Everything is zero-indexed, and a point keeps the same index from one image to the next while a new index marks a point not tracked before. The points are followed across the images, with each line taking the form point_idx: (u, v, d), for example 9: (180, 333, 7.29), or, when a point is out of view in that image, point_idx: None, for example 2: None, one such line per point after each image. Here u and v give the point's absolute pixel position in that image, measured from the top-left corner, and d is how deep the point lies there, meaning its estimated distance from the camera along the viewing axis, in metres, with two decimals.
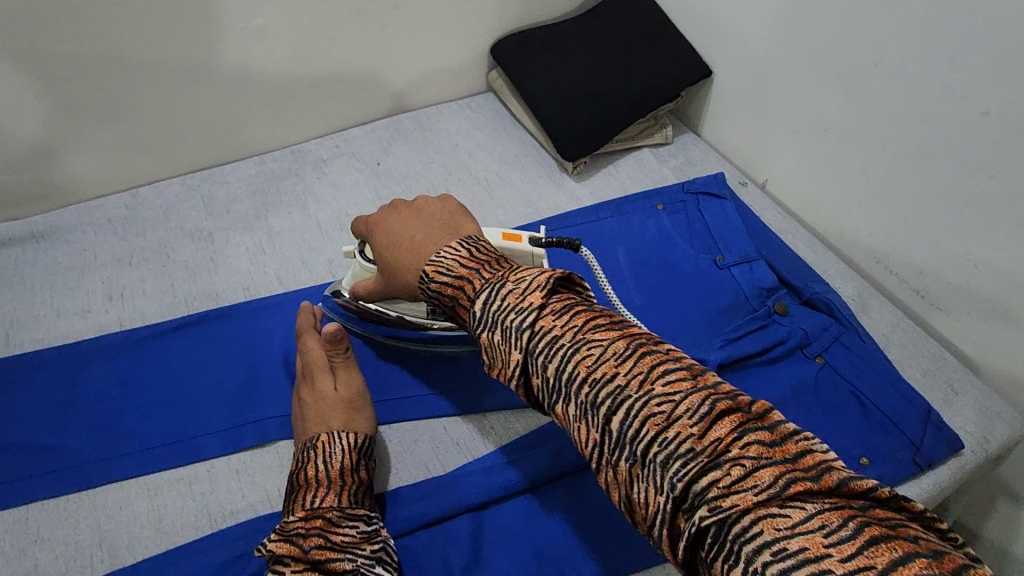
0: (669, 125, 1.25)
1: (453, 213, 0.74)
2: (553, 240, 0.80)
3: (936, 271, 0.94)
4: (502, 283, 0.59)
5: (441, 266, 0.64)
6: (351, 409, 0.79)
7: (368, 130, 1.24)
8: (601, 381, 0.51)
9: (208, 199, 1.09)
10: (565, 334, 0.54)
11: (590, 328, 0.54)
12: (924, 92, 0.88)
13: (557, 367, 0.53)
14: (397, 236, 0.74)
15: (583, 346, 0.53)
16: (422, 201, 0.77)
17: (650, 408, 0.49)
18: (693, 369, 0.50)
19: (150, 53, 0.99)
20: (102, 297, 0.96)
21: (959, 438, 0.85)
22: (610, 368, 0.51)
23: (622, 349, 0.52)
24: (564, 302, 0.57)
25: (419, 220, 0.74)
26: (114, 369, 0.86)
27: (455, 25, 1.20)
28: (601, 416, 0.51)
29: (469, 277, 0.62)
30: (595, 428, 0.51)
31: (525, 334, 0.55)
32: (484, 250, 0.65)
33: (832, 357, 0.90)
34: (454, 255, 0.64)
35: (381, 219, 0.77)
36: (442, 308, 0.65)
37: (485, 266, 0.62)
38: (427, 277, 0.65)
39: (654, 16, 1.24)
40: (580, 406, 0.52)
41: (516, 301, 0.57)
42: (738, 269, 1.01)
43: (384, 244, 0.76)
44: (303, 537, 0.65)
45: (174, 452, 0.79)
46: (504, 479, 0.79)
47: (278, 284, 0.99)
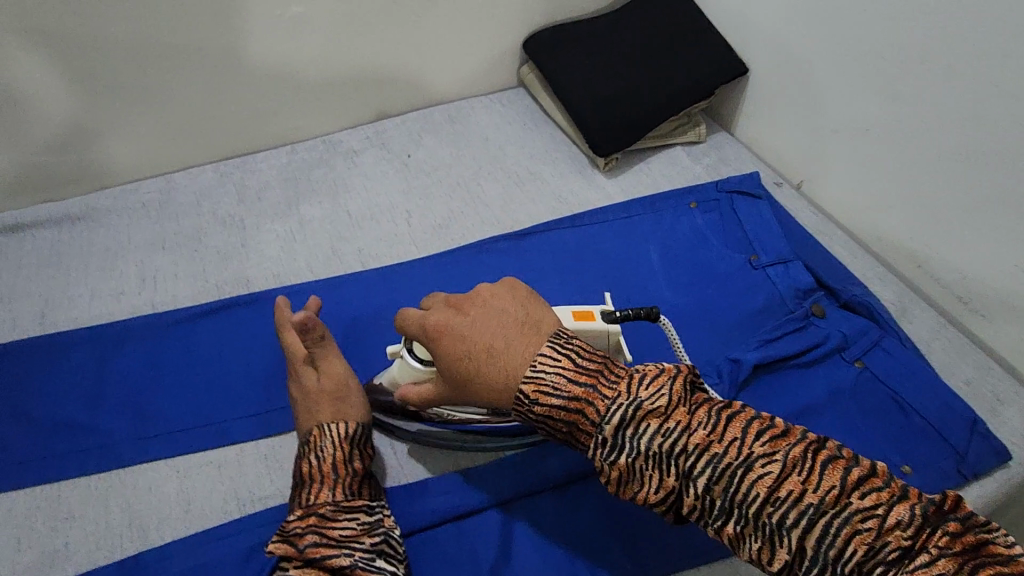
0: (702, 123, 1.23)
1: (524, 303, 0.67)
2: (630, 313, 0.73)
3: (981, 278, 0.91)
4: (637, 402, 0.57)
5: (544, 384, 0.61)
6: (337, 399, 0.76)
7: (400, 122, 1.23)
8: (786, 500, 0.52)
9: (241, 186, 1.10)
10: (729, 453, 0.54)
11: (754, 442, 0.54)
12: (974, 91, 0.85)
13: (729, 489, 0.54)
14: (467, 346, 0.64)
15: (754, 464, 0.54)
16: (485, 293, 0.68)
17: (851, 525, 0.50)
18: (874, 471, 0.52)
19: (187, 40, 0.99)
20: (135, 280, 0.96)
21: (1006, 448, 0.82)
22: (794, 485, 0.52)
23: (799, 459, 0.53)
24: (708, 409, 0.57)
25: (490, 322, 0.65)
26: (146, 351, 0.86)
27: (487, 18, 1.20)
28: (791, 538, 0.51)
29: (586, 396, 0.59)
30: (783, 549, 0.52)
31: (686, 457, 0.55)
32: (582, 356, 0.62)
33: (872, 361, 0.87)
34: (556, 370, 0.61)
35: (442, 323, 0.66)
36: (549, 428, 0.62)
37: (600, 377, 0.60)
38: (528, 398, 0.61)
39: (689, 13, 1.22)
40: (766, 528, 0.52)
41: (660, 424, 0.56)
42: (773, 269, 0.99)
43: (451, 354, 0.65)
44: (300, 536, 0.64)
45: (204, 435, 0.79)
46: (532, 475, 0.77)
47: (308, 273, 0.99)
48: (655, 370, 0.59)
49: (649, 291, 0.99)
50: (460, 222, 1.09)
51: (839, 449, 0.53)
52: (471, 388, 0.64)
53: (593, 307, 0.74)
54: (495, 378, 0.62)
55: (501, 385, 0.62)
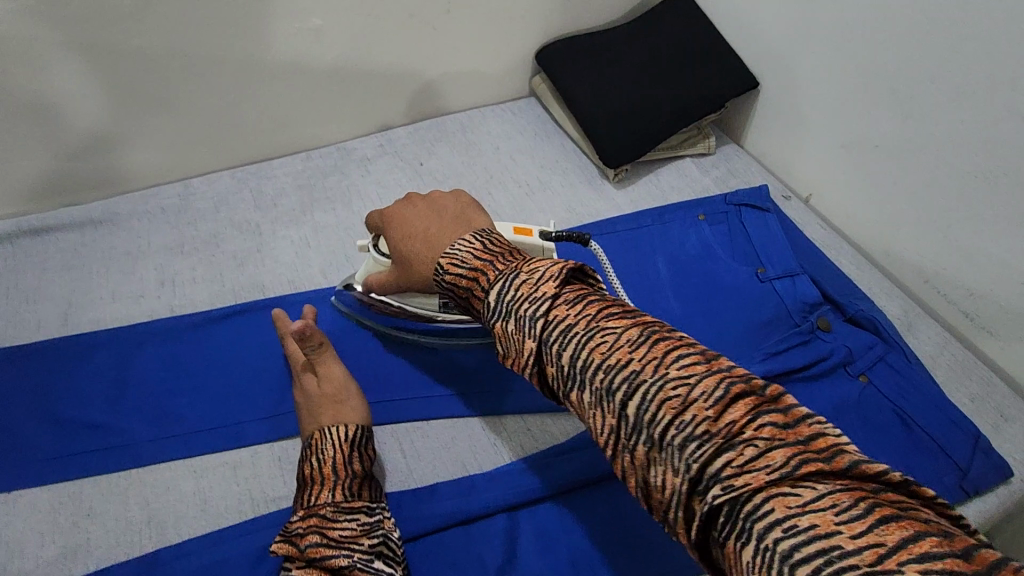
0: (712, 136, 1.25)
1: (466, 206, 0.76)
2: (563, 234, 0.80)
3: (987, 295, 0.92)
4: (516, 274, 0.59)
5: (455, 258, 0.65)
6: (338, 402, 0.80)
7: (414, 130, 1.26)
8: (615, 366, 0.50)
9: (258, 193, 1.12)
10: (579, 323, 0.53)
11: (602, 317, 0.53)
12: (986, 111, 0.86)
13: (571, 355, 0.52)
14: (412, 230, 0.76)
15: (596, 332, 0.52)
16: (438, 196, 0.78)
17: (664, 392, 0.47)
18: (710, 354, 0.48)
19: (210, 51, 1.02)
20: (155, 283, 0.99)
21: (1009, 465, 0.83)
22: (626, 353, 0.50)
23: (635, 335, 0.50)
24: (575, 291, 0.56)
25: (434, 215, 0.75)
26: (164, 353, 0.89)
27: (502, 30, 1.22)
28: (616, 402, 0.49)
29: (483, 268, 0.63)
30: (610, 414, 0.49)
31: (540, 324, 0.55)
32: (498, 242, 0.66)
33: (875, 376, 0.88)
34: (468, 247, 0.65)
35: (397, 213, 0.79)
36: (457, 300, 0.66)
37: (499, 257, 0.63)
38: (442, 269, 0.66)
39: (700, 26, 1.23)
40: (596, 393, 0.50)
41: (530, 291, 0.56)
42: (780, 282, 0.99)
43: (398, 238, 0.77)
44: (301, 537, 0.66)
45: (220, 436, 0.81)
46: (539, 481, 0.79)
47: (322, 278, 1.02)
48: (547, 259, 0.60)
49: (655, 301, 1.00)
50: None
51: (681, 335, 0.50)
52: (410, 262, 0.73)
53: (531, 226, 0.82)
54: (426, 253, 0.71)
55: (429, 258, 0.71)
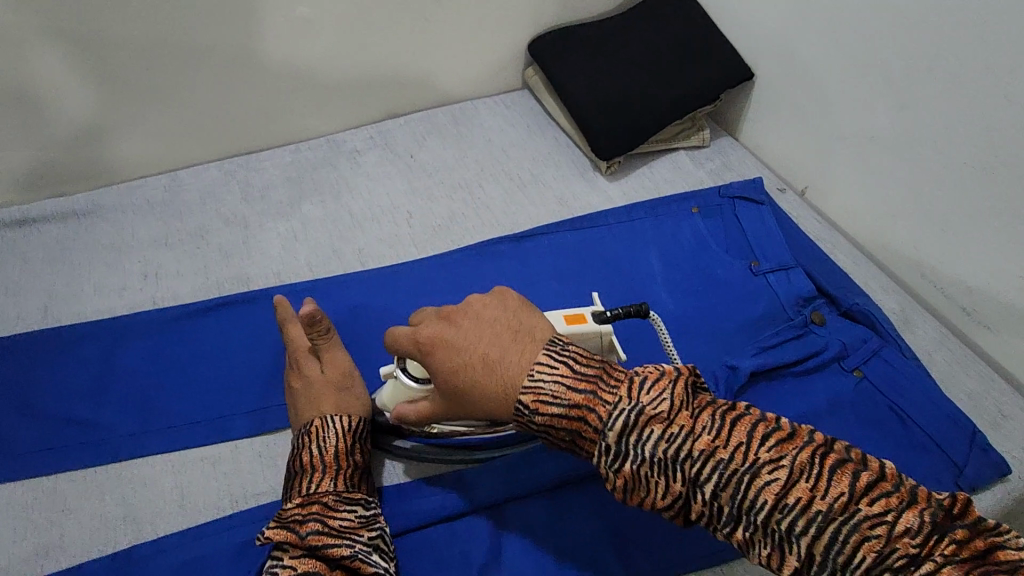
0: (706, 128, 1.23)
1: (516, 311, 0.69)
2: (620, 312, 0.76)
3: (985, 289, 0.90)
4: (640, 405, 0.58)
5: (543, 394, 0.61)
6: (340, 390, 0.77)
7: (404, 123, 1.24)
8: (793, 506, 0.52)
9: (244, 185, 1.10)
10: (734, 457, 0.55)
11: (760, 447, 0.55)
12: (984, 102, 0.84)
13: (736, 496, 0.54)
14: (462, 357, 0.66)
15: (760, 470, 0.54)
16: (478, 304, 0.69)
17: (859, 532, 0.50)
18: (881, 475, 0.52)
19: (195, 41, 1.00)
20: (138, 276, 0.97)
21: (1007, 463, 0.81)
22: (802, 490, 0.52)
23: (806, 465, 0.53)
24: (712, 413, 0.58)
25: (484, 332, 0.66)
26: (145, 347, 0.87)
27: (494, 21, 1.20)
28: (801, 545, 0.51)
29: (586, 401, 0.60)
30: (794, 557, 0.52)
31: (692, 463, 0.56)
32: (578, 362, 0.63)
33: (870, 370, 0.87)
34: (553, 379, 0.61)
35: (437, 336, 0.68)
36: (551, 436, 0.63)
37: (599, 385, 0.60)
38: (528, 409, 0.62)
39: (694, 16, 1.21)
40: (774, 535, 0.53)
41: (664, 429, 0.57)
42: (775, 276, 0.98)
43: (446, 369, 0.66)
44: (300, 524, 0.64)
45: (201, 431, 0.80)
46: (525, 479, 0.77)
47: (309, 271, 1.00)
48: (657, 376, 0.60)
49: (647, 295, 0.99)
50: (462, 224, 1.09)
51: (846, 453, 0.53)
52: (471, 396, 0.65)
53: (583, 309, 0.76)
54: (494, 387, 0.64)
55: (500, 391, 0.63)
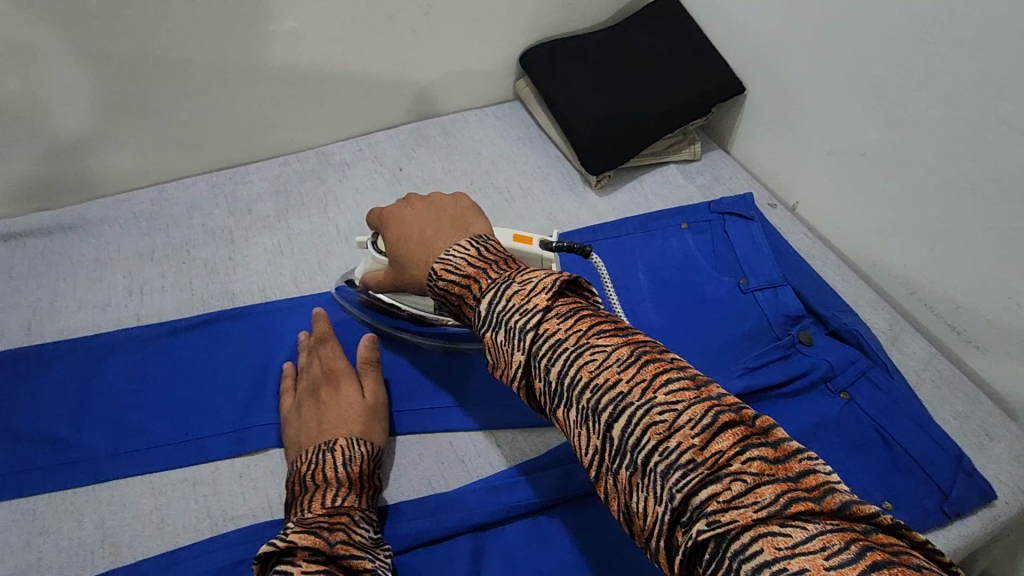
0: (697, 141, 1.22)
1: (464, 209, 0.74)
2: (563, 245, 0.78)
3: (976, 309, 0.89)
4: (509, 284, 0.58)
5: (449, 264, 0.64)
6: (370, 418, 0.79)
7: (394, 135, 1.24)
8: (605, 387, 0.50)
9: (232, 198, 1.10)
10: (568, 337, 0.53)
11: (594, 333, 0.53)
12: (975, 122, 0.83)
13: (558, 370, 0.52)
14: (407, 232, 0.75)
15: (587, 350, 0.52)
16: (436, 196, 0.77)
17: (657, 420, 0.47)
18: (701, 380, 0.49)
19: (184, 56, 1.00)
20: (123, 292, 0.97)
21: (992, 487, 0.80)
22: (616, 375, 0.50)
23: (628, 355, 0.51)
24: (567, 302, 0.56)
25: (429, 217, 0.74)
26: (128, 364, 0.87)
27: (485, 33, 1.19)
28: (603, 424, 0.49)
29: (475, 276, 0.61)
30: (595, 434, 0.49)
31: (529, 336, 0.54)
32: (493, 250, 0.65)
33: (857, 393, 0.86)
34: (463, 255, 0.64)
35: (395, 214, 0.78)
36: (448, 306, 0.65)
37: (492, 266, 0.62)
38: (435, 275, 0.65)
39: (687, 30, 1.21)
40: (582, 411, 0.50)
41: (521, 302, 0.56)
42: (763, 293, 0.97)
43: (395, 239, 0.76)
44: (329, 530, 0.63)
45: (181, 452, 0.79)
46: (507, 501, 0.77)
47: (294, 286, 0.99)
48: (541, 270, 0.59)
49: (634, 312, 0.98)
50: None
51: (674, 357, 0.50)
52: (404, 261, 0.75)
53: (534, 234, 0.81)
54: (419, 257, 0.72)
55: (422, 262, 0.71)
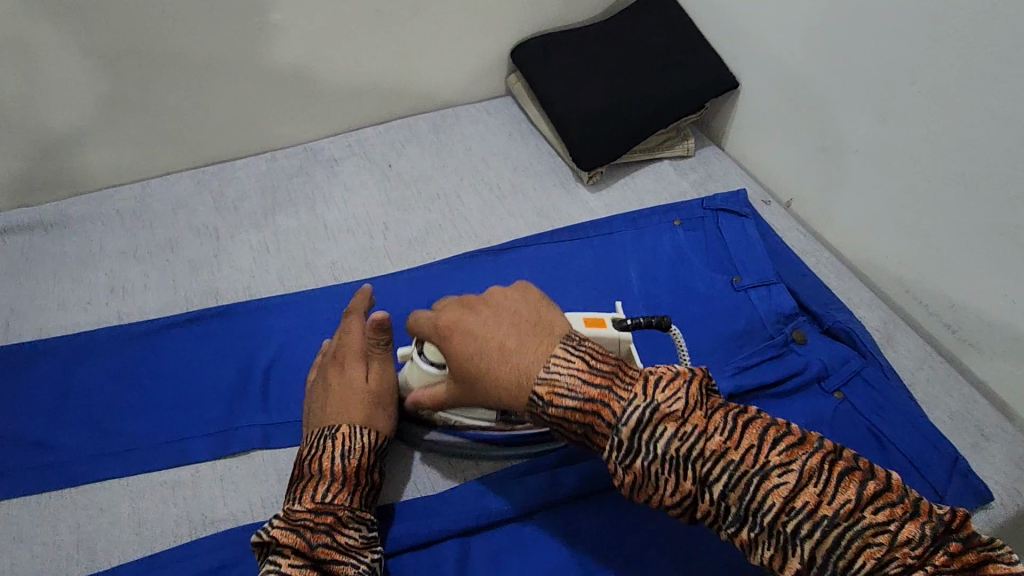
0: (691, 138, 1.21)
1: (536, 307, 0.70)
2: (641, 321, 0.74)
3: (971, 307, 0.88)
4: (655, 405, 0.58)
5: (558, 386, 0.62)
6: (375, 405, 0.75)
7: (384, 131, 1.22)
8: (802, 511, 0.53)
9: (218, 194, 1.08)
10: (745, 460, 0.56)
11: (771, 450, 0.56)
12: (969, 116, 0.82)
13: (745, 496, 0.55)
14: (478, 343, 0.67)
15: (771, 473, 0.55)
16: (499, 297, 0.71)
17: (862, 539, 0.51)
18: (887, 485, 0.54)
19: (166, 49, 0.98)
20: (105, 289, 0.95)
21: (986, 488, 0.79)
22: (811, 496, 0.53)
23: (815, 471, 0.54)
24: (725, 415, 0.58)
25: (504, 320, 0.68)
26: (108, 364, 0.85)
27: (474, 27, 1.18)
28: (804, 549, 0.53)
29: (599, 398, 0.60)
30: (796, 560, 0.53)
31: (702, 463, 0.56)
32: (595, 358, 0.63)
33: (851, 392, 0.85)
34: (569, 372, 0.62)
35: (455, 321, 0.69)
36: (562, 429, 0.63)
37: (616, 380, 0.61)
38: (543, 401, 0.63)
39: (680, 24, 1.19)
40: (779, 536, 0.54)
41: (678, 427, 0.57)
42: (756, 291, 0.96)
43: (461, 353, 0.68)
44: (311, 531, 0.64)
45: (161, 454, 0.77)
46: (495, 505, 0.75)
47: (279, 284, 0.97)
48: (673, 375, 0.60)
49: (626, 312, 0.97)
50: (438, 235, 1.07)
51: (855, 461, 0.55)
52: (480, 378, 0.67)
53: (604, 314, 0.76)
54: (503, 371, 0.65)
55: (511, 379, 0.64)
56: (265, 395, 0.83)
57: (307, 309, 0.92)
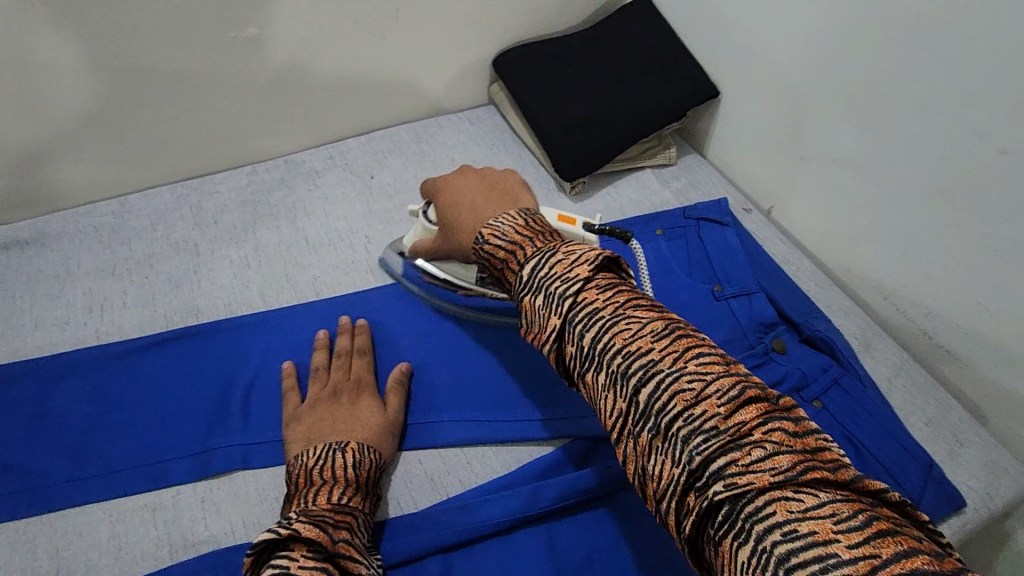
0: (673, 146, 1.21)
1: (516, 184, 0.77)
2: (603, 228, 0.80)
3: (946, 315, 0.89)
4: (553, 252, 0.60)
5: (497, 230, 0.67)
6: (384, 433, 0.79)
7: (366, 141, 1.22)
8: (637, 353, 0.52)
9: (199, 209, 1.08)
10: (605, 306, 0.55)
11: (631, 305, 0.55)
12: (940, 129, 0.83)
13: (593, 336, 0.54)
14: (460, 199, 0.77)
15: (623, 318, 0.54)
16: (489, 171, 0.79)
17: (682, 386, 0.49)
18: (731, 359, 0.51)
19: (143, 63, 0.98)
20: (83, 309, 0.94)
21: (961, 494, 0.81)
22: (649, 343, 0.52)
23: (662, 328, 0.52)
24: (607, 276, 0.58)
25: (482, 189, 0.77)
26: (89, 385, 0.85)
27: (455, 38, 1.18)
28: (630, 388, 0.51)
29: (521, 243, 0.64)
30: (623, 399, 0.51)
31: (568, 301, 0.56)
32: (539, 222, 0.67)
33: (829, 401, 0.86)
34: (512, 222, 0.67)
35: (449, 181, 0.80)
36: (491, 270, 0.67)
37: (539, 236, 0.64)
38: (482, 239, 0.68)
39: (661, 32, 1.20)
40: (612, 376, 0.52)
41: (563, 270, 0.58)
42: (737, 301, 0.97)
43: (446, 205, 0.79)
44: (333, 527, 0.62)
45: (141, 476, 0.77)
46: (477, 522, 0.74)
47: (260, 299, 0.97)
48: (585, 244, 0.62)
49: None
50: None
51: (705, 337, 0.53)
52: (456, 230, 0.77)
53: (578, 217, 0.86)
54: (469, 223, 0.74)
55: (473, 229, 0.73)
56: (246, 414, 0.82)
57: (290, 325, 0.92)
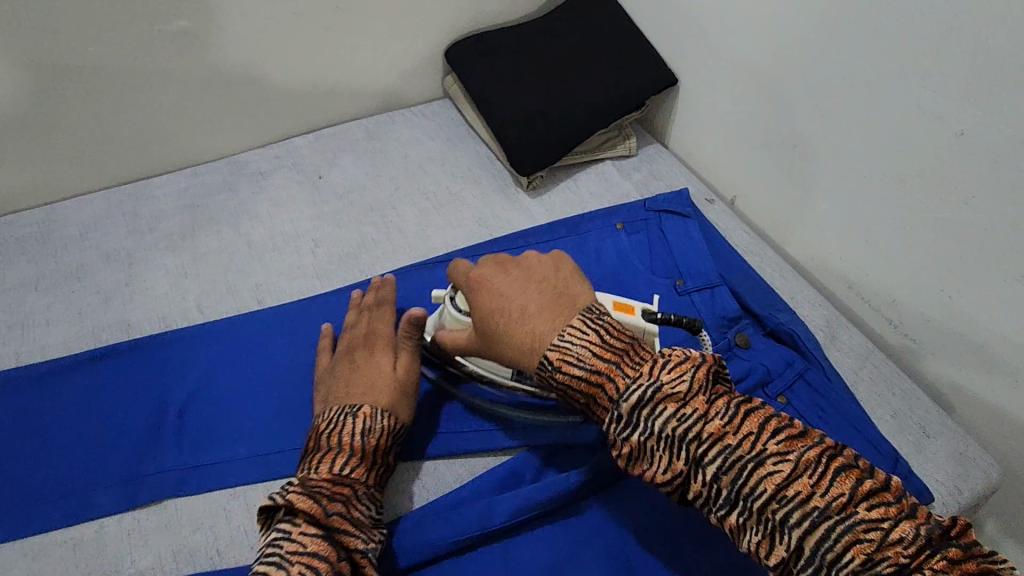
0: (633, 136, 1.18)
1: (566, 279, 0.72)
2: (670, 317, 0.76)
3: (910, 304, 0.87)
4: (657, 382, 0.58)
5: (568, 354, 0.63)
6: (401, 393, 0.76)
7: (314, 139, 1.16)
8: (792, 499, 0.52)
9: (132, 216, 1.01)
10: (742, 445, 0.55)
11: (770, 438, 0.55)
12: (896, 113, 0.81)
13: (737, 480, 0.54)
14: (505, 305, 0.70)
15: (766, 459, 0.54)
16: (532, 264, 0.74)
17: (854, 534, 0.49)
18: (888, 486, 0.52)
19: (60, 59, 0.91)
20: (4, 327, 0.88)
21: (928, 488, 0.78)
22: (803, 485, 0.52)
23: (812, 463, 0.53)
24: (727, 401, 0.58)
25: (531, 287, 0.70)
26: (11, 410, 0.79)
27: (402, 27, 1.12)
28: (792, 538, 0.51)
29: (605, 371, 0.61)
30: (782, 548, 0.51)
31: (698, 444, 0.56)
32: (611, 330, 0.64)
33: (794, 396, 0.83)
34: (582, 343, 0.63)
35: (488, 279, 0.73)
36: (567, 397, 0.64)
37: (625, 358, 0.61)
38: (551, 364, 0.64)
39: (619, 19, 1.16)
40: (768, 524, 0.52)
41: (677, 408, 0.57)
42: (699, 295, 0.94)
43: (487, 308, 0.71)
44: (326, 500, 0.64)
45: (64, 508, 0.72)
46: (424, 541, 0.70)
47: (198, 311, 0.91)
48: (680, 356, 0.60)
49: None
50: (371, 250, 1.00)
51: (855, 460, 0.53)
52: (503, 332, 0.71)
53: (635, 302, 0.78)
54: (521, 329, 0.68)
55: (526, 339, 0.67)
56: (181, 438, 0.78)
57: (229, 338, 0.86)
